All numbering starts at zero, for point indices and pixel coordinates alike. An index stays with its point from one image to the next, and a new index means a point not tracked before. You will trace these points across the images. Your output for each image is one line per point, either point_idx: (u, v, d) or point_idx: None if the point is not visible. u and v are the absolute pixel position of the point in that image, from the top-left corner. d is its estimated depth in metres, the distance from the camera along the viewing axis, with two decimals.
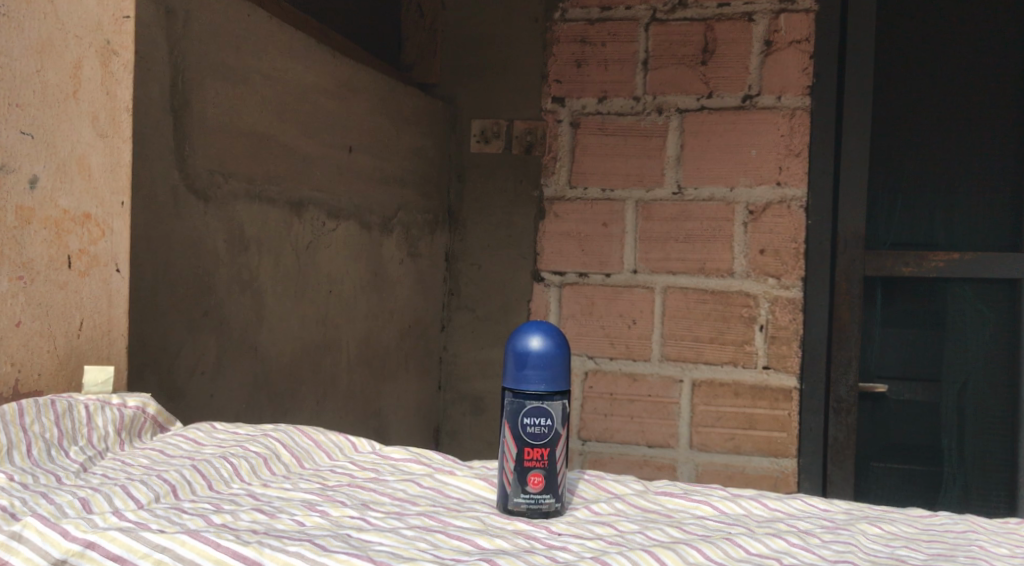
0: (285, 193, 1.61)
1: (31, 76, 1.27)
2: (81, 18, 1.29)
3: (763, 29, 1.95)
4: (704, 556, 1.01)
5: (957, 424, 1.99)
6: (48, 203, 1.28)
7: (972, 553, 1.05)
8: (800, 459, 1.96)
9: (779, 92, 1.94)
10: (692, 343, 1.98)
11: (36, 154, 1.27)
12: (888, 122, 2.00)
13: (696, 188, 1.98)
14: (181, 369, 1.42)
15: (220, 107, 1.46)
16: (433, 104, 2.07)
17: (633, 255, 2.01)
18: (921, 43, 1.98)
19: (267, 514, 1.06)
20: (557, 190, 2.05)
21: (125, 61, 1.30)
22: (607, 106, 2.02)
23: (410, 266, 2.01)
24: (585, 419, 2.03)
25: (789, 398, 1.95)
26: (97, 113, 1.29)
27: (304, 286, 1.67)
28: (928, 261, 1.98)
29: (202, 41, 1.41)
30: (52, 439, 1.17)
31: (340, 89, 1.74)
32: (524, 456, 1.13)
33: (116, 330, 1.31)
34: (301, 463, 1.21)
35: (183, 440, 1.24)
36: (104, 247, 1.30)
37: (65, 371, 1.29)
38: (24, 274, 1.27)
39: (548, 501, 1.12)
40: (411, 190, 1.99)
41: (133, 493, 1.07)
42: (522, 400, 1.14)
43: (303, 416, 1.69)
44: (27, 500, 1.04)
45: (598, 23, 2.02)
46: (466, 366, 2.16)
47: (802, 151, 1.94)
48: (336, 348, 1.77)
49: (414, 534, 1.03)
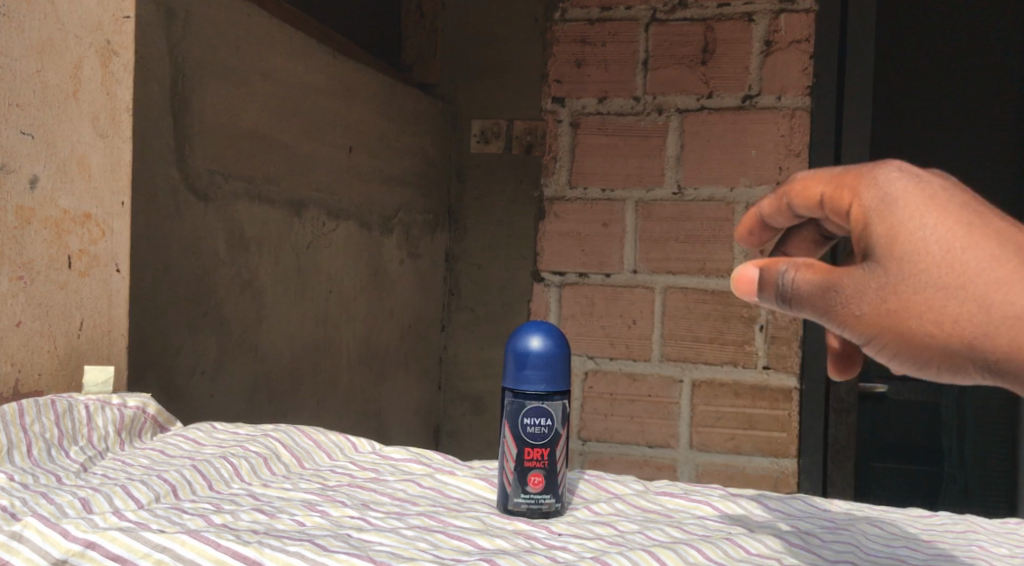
0: (285, 193, 1.61)
1: (31, 76, 1.26)
2: (81, 17, 1.28)
3: (762, 29, 1.94)
4: (704, 556, 1.01)
5: (957, 425, 2.01)
6: (48, 203, 1.27)
7: (972, 553, 1.05)
8: (799, 459, 1.95)
9: (779, 92, 1.93)
10: (692, 343, 1.98)
11: (36, 154, 1.26)
12: (887, 122, 2.01)
13: (696, 188, 1.97)
14: (181, 369, 1.42)
15: (220, 107, 1.46)
16: (433, 104, 2.08)
17: (633, 255, 2.01)
18: (921, 45, 2.00)
19: (267, 514, 1.06)
20: (557, 190, 2.04)
21: (125, 62, 1.29)
22: (607, 106, 2.01)
23: (410, 267, 2.01)
24: (585, 419, 2.04)
25: (789, 397, 1.93)
26: (97, 113, 1.28)
27: (304, 286, 1.67)
28: None
29: (201, 41, 1.41)
30: (52, 439, 1.17)
31: (341, 88, 1.74)
32: (524, 456, 1.13)
33: (116, 331, 1.30)
34: (301, 463, 1.21)
35: (183, 440, 1.23)
36: (104, 247, 1.29)
37: (65, 372, 1.28)
38: (24, 274, 1.27)
39: (548, 501, 1.12)
40: (410, 190, 1.99)
41: (133, 493, 1.07)
42: (522, 400, 1.14)
43: (303, 416, 1.69)
44: (27, 500, 1.04)
45: (598, 23, 2.01)
46: (466, 366, 2.16)
47: (801, 151, 1.93)
48: (336, 347, 1.77)
49: (414, 534, 1.03)
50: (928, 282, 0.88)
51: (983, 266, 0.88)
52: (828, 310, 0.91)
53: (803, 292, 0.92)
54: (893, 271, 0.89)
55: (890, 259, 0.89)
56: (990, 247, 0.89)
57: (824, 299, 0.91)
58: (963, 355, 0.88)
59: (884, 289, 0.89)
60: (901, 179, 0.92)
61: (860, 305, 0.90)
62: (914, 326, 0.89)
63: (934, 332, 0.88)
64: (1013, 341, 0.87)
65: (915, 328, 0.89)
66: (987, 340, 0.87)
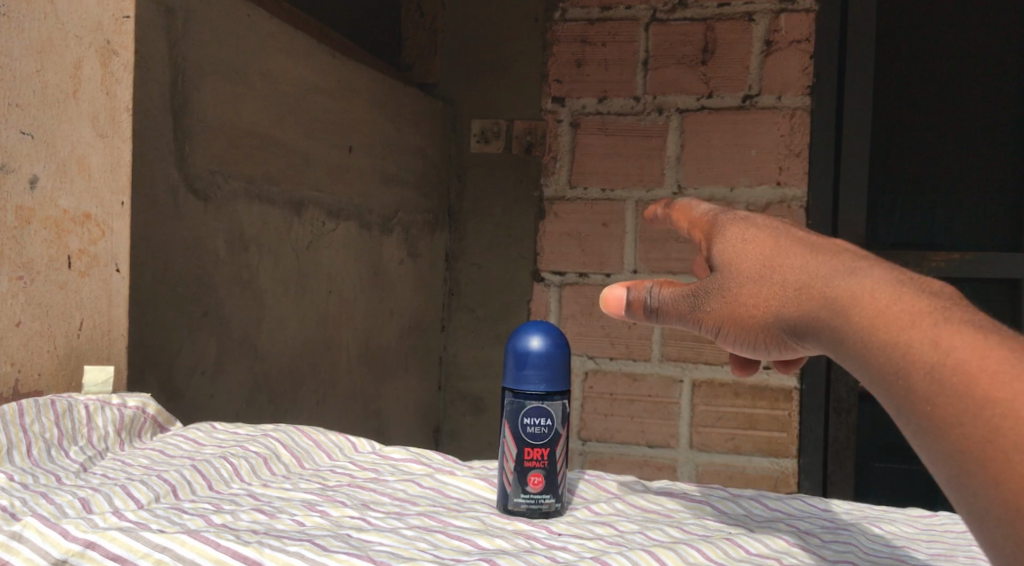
0: (285, 193, 1.61)
1: (31, 75, 1.26)
2: (81, 18, 1.28)
3: (763, 29, 1.93)
4: (704, 556, 1.01)
5: None
6: (48, 203, 1.27)
7: (971, 553, 1.05)
8: (800, 459, 1.97)
9: (779, 91, 1.94)
10: (692, 343, 1.98)
11: (36, 153, 1.26)
12: (888, 121, 2.00)
13: (696, 188, 1.98)
14: (181, 369, 1.42)
15: (220, 107, 1.45)
16: (433, 104, 2.07)
17: (633, 255, 2.01)
18: (922, 42, 1.99)
19: (267, 514, 1.06)
20: (557, 190, 2.04)
21: (125, 62, 1.29)
22: (607, 106, 2.01)
23: (410, 267, 2.01)
24: (585, 419, 2.04)
25: (789, 398, 1.94)
26: (97, 113, 1.28)
27: (304, 286, 1.67)
28: (929, 262, 1.97)
29: (202, 41, 1.41)
30: (52, 439, 1.17)
31: (340, 88, 1.74)
32: (524, 456, 1.13)
33: (117, 331, 1.30)
34: (301, 463, 1.21)
35: (183, 440, 1.23)
36: (104, 247, 1.29)
37: (65, 372, 1.28)
38: (24, 274, 1.26)
39: (548, 501, 1.12)
40: (410, 190, 1.99)
41: (133, 493, 1.07)
42: (522, 400, 1.14)
43: (303, 416, 1.69)
44: (27, 500, 1.04)
45: (598, 23, 2.01)
46: (466, 365, 2.16)
47: (802, 151, 1.93)
48: (336, 347, 1.77)
49: (414, 534, 1.03)
50: (731, 269, 1.02)
51: (777, 251, 0.99)
52: (669, 309, 1.06)
53: (656, 300, 1.08)
54: (722, 275, 1.03)
55: (720, 266, 1.03)
56: (787, 238, 1.00)
57: (665, 299, 1.07)
58: (774, 329, 0.99)
59: (706, 286, 1.04)
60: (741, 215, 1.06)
61: (689, 299, 1.05)
62: (730, 309, 1.02)
63: (745, 312, 1.01)
64: (802, 305, 0.96)
65: (732, 310, 1.01)
66: (789, 311, 0.97)
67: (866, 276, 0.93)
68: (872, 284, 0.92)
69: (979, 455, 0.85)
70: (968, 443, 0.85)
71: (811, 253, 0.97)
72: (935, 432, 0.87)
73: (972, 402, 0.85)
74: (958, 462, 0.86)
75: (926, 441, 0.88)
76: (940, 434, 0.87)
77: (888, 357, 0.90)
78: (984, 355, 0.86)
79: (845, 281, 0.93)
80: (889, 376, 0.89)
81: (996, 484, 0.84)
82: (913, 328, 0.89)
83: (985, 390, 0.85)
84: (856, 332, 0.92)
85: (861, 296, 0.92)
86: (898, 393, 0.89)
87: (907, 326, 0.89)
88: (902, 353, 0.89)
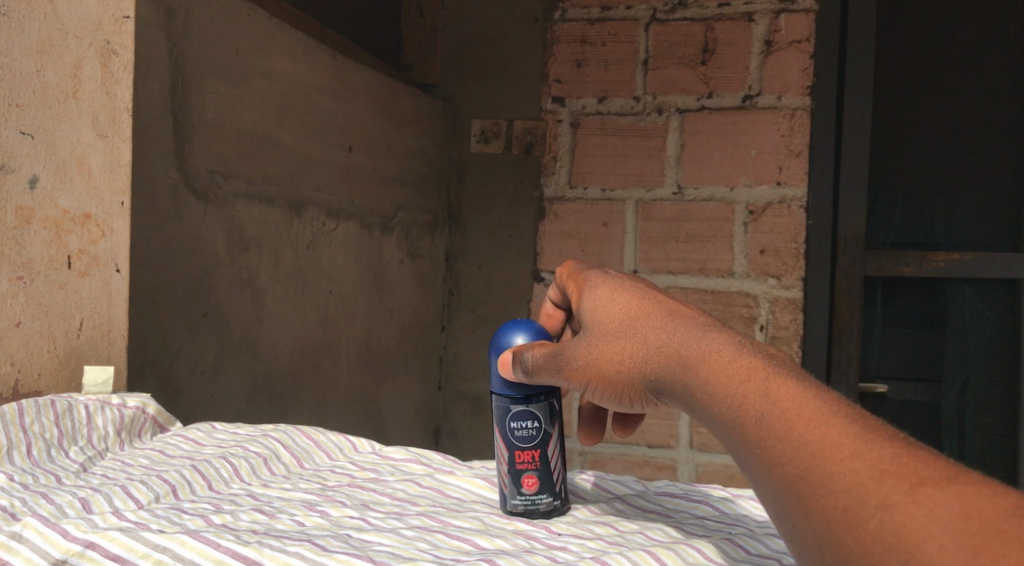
0: (285, 193, 1.61)
1: (31, 76, 1.26)
2: (81, 18, 1.28)
3: (763, 29, 1.93)
4: (704, 556, 1.01)
5: (957, 423, 2.01)
6: (48, 203, 1.28)
7: None
8: None
9: (779, 92, 1.93)
10: None
11: (36, 154, 1.27)
12: (888, 122, 2.00)
13: (696, 188, 1.97)
14: (182, 370, 1.42)
15: (220, 107, 1.45)
16: (433, 104, 2.07)
17: (633, 256, 2.01)
18: (922, 42, 1.98)
19: (267, 514, 1.06)
20: (557, 190, 2.05)
21: (125, 61, 1.29)
22: (607, 105, 2.01)
23: (410, 267, 2.01)
24: None
25: None
26: (97, 113, 1.29)
27: (304, 286, 1.67)
28: (929, 261, 1.98)
29: (202, 41, 1.41)
30: (52, 439, 1.17)
31: (340, 88, 1.74)
32: (515, 459, 1.14)
33: (117, 331, 1.31)
34: (300, 463, 1.21)
35: (182, 440, 1.23)
36: (104, 248, 1.30)
37: (65, 371, 1.29)
38: (24, 274, 1.27)
39: (546, 500, 1.13)
40: (410, 190, 1.99)
41: (133, 493, 1.08)
42: (508, 404, 1.14)
43: (303, 416, 1.69)
44: (27, 500, 1.04)
45: (598, 23, 2.01)
46: (466, 366, 2.17)
47: (802, 151, 1.93)
48: (336, 347, 1.77)
49: (414, 534, 1.03)
50: (604, 329, 1.06)
51: (642, 310, 1.05)
52: (547, 366, 1.09)
53: (535, 356, 1.10)
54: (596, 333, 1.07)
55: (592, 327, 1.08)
56: (654, 302, 1.06)
57: (544, 354, 1.10)
58: (641, 388, 1.04)
59: (581, 343, 1.08)
60: (606, 280, 1.12)
61: (563, 357, 1.08)
62: (600, 367, 1.06)
63: (618, 371, 1.05)
64: (663, 366, 1.01)
65: (601, 367, 1.06)
66: (654, 369, 1.02)
67: (716, 338, 0.99)
68: (721, 346, 0.98)
69: (812, 500, 0.88)
70: (798, 490, 0.89)
71: (671, 316, 1.03)
72: (770, 472, 0.91)
73: (800, 455, 0.89)
74: (788, 501, 0.89)
75: (767, 492, 0.91)
76: (773, 483, 0.90)
77: (727, 408, 0.94)
78: (812, 409, 0.91)
79: (700, 344, 0.99)
80: (732, 432, 0.94)
81: (825, 529, 0.87)
82: (752, 384, 0.94)
83: (814, 443, 0.89)
84: (702, 385, 0.97)
85: (708, 355, 0.98)
86: (737, 442, 0.93)
87: (750, 384, 0.94)
88: (740, 406, 0.94)
